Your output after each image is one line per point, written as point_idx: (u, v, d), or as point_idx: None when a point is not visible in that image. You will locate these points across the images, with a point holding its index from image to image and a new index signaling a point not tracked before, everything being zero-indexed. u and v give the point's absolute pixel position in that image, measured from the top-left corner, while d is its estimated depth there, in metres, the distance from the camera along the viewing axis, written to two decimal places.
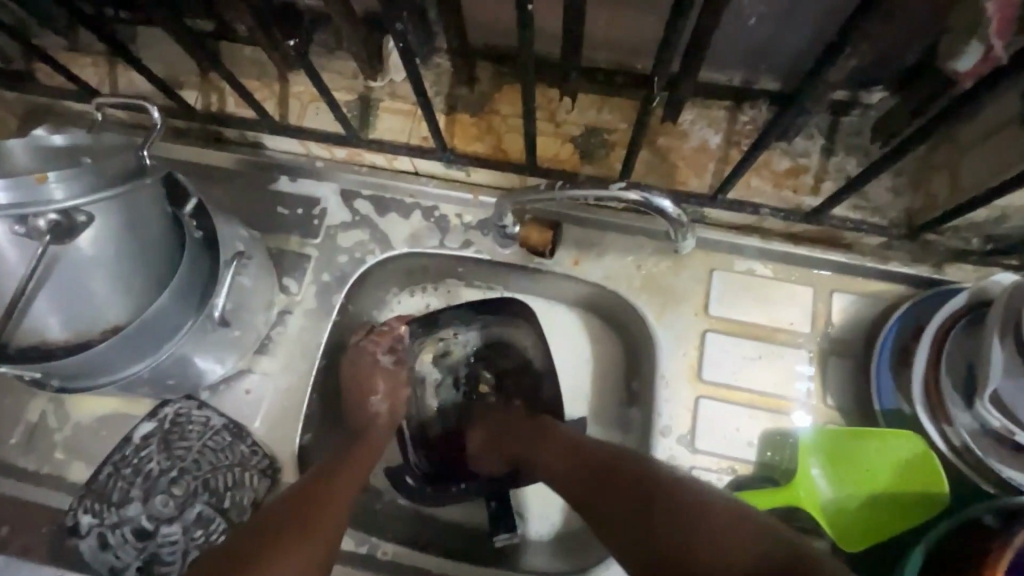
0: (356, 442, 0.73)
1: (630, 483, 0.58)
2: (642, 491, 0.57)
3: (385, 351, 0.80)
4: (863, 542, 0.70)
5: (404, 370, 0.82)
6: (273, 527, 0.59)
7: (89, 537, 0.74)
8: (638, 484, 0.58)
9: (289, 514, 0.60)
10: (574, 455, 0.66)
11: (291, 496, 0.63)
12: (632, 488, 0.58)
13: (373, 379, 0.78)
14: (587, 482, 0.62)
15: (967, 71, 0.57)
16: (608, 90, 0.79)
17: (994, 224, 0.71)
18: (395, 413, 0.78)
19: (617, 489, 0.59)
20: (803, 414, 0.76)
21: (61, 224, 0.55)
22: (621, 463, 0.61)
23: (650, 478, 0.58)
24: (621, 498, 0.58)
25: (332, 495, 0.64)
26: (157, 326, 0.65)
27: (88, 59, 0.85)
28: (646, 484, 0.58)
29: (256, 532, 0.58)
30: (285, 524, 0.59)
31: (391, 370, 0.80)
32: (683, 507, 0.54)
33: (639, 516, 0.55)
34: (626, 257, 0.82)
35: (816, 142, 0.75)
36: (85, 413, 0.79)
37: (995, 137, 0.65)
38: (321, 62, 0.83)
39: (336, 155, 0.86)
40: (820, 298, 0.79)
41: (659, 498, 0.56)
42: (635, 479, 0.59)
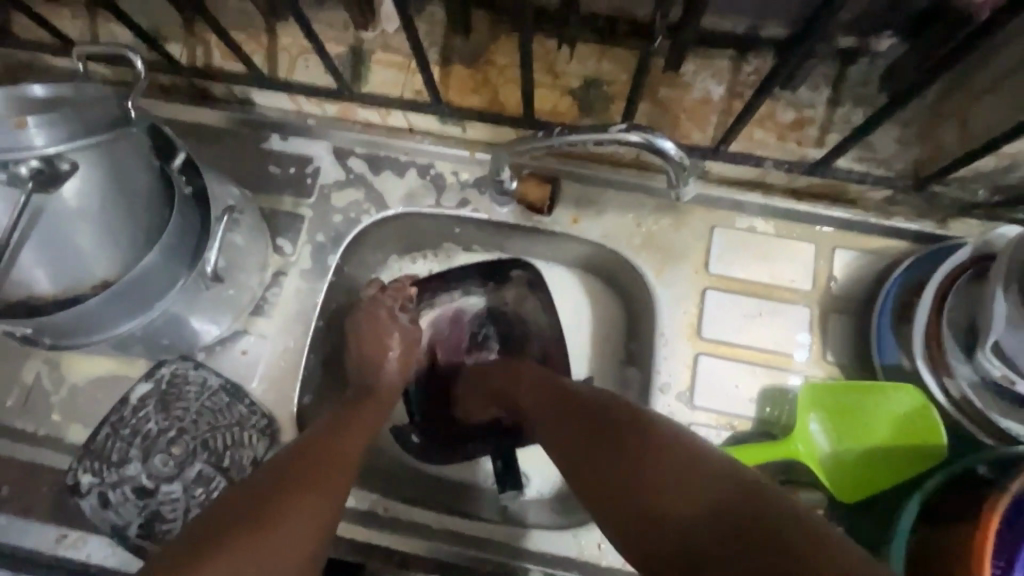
0: (365, 399, 0.73)
1: (608, 432, 0.57)
2: (621, 440, 0.56)
3: (400, 308, 0.81)
4: (863, 493, 0.71)
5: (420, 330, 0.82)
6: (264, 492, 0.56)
7: (90, 496, 0.74)
8: (619, 432, 0.57)
9: (291, 472, 0.59)
10: (552, 400, 0.65)
11: (295, 456, 0.61)
12: (609, 435, 0.57)
13: (387, 334, 0.78)
14: (564, 431, 0.61)
15: None
16: (608, 39, 0.75)
17: (1003, 172, 0.70)
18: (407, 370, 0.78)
19: (594, 436, 0.58)
20: (799, 376, 0.76)
21: (44, 171, 0.54)
22: (599, 410, 0.60)
23: (631, 425, 0.57)
24: (599, 445, 0.57)
25: (342, 456, 0.63)
26: (147, 281, 0.63)
27: (66, 10, 0.82)
28: (625, 431, 0.56)
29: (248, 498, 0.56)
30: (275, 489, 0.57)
31: (407, 328, 0.81)
32: (661, 456, 0.53)
33: (617, 463, 0.54)
34: (626, 214, 0.80)
35: (821, 93, 0.73)
36: (81, 375, 0.79)
37: (1007, 81, 0.63)
38: (310, 12, 0.80)
39: (328, 111, 0.84)
40: (821, 254, 0.78)
41: (638, 445, 0.54)
42: (614, 427, 0.57)
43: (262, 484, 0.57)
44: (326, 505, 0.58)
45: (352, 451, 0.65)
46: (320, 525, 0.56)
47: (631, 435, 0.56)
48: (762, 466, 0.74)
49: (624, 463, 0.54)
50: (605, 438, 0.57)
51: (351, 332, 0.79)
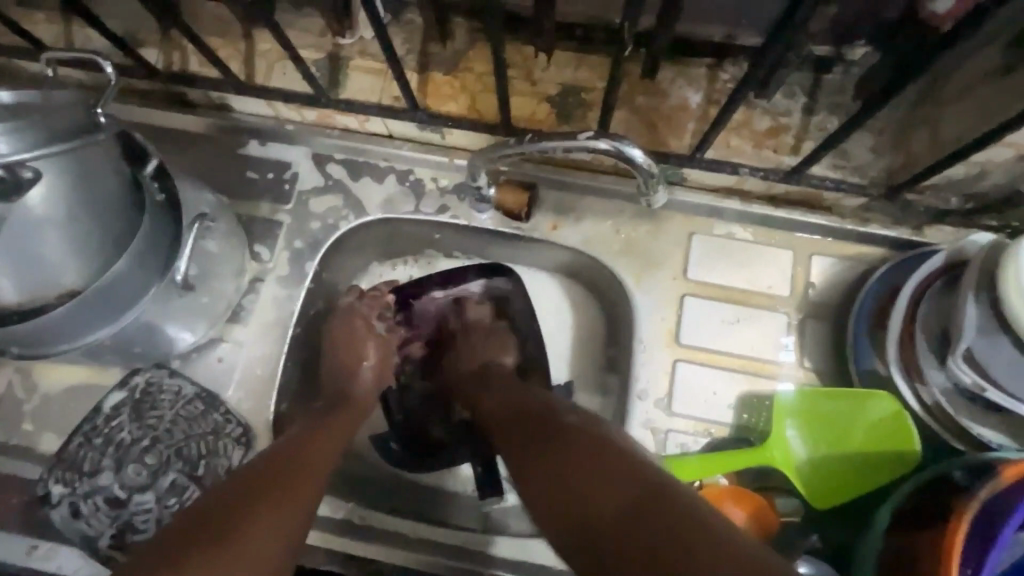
0: (340, 406, 0.72)
1: (560, 434, 0.57)
2: (572, 442, 0.56)
3: (377, 317, 0.80)
4: (839, 499, 0.71)
5: (396, 336, 0.82)
6: (238, 503, 0.55)
7: (61, 507, 0.73)
8: (564, 436, 0.57)
9: (263, 480, 0.58)
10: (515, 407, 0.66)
11: (266, 466, 0.60)
12: (561, 436, 0.57)
13: (364, 343, 0.78)
14: (520, 435, 0.61)
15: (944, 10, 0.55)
16: (585, 46, 0.76)
17: (974, 181, 0.70)
18: (383, 378, 0.79)
19: (547, 438, 0.58)
20: (788, 381, 0.76)
21: (5, 180, 0.53)
22: (557, 416, 0.60)
23: (584, 430, 0.57)
24: (550, 447, 0.56)
25: (315, 466, 0.62)
26: (117, 289, 0.63)
27: (41, 15, 0.81)
28: (577, 433, 0.57)
29: (221, 509, 0.54)
30: (249, 500, 0.56)
31: (384, 337, 0.81)
32: (606, 457, 0.52)
33: (564, 462, 0.54)
34: (605, 221, 0.80)
35: (797, 101, 0.73)
36: (54, 383, 0.78)
37: (976, 89, 0.63)
38: (287, 18, 0.79)
39: (306, 117, 0.83)
40: (799, 261, 0.78)
41: (588, 447, 0.54)
42: (568, 430, 0.57)
43: (232, 493, 0.56)
44: (295, 513, 0.57)
45: (326, 461, 0.64)
46: (288, 534, 0.55)
47: (583, 439, 0.56)
48: (740, 473, 0.74)
49: (571, 462, 0.54)
50: (557, 439, 0.57)
51: (331, 339, 0.78)
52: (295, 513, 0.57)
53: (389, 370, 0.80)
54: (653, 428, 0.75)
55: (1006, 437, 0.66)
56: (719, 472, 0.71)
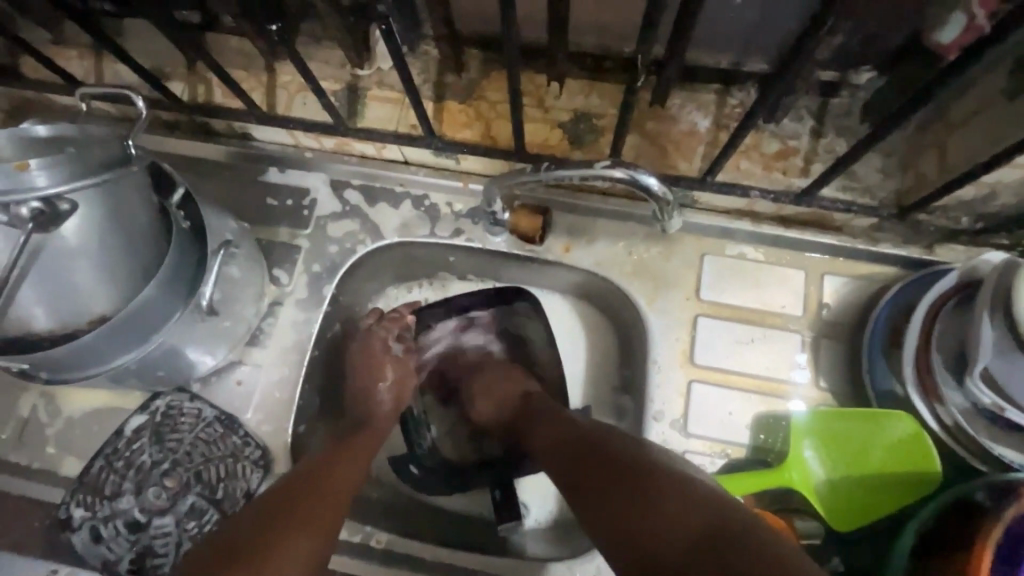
0: (358, 431, 0.73)
1: (621, 466, 0.57)
2: (636, 473, 0.55)
3: (395, 338, 0.81)
4: (861, 521, 0.70)
5: (413, 358, 0.82)
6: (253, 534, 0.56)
7: (82, 530, 0.74)
8: (615, 462, 0.58)
9: (284, 506, 0.59)
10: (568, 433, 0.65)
11: (288, 485, 0.62)
12: (612, 466, 0.57)
13: (381, 365, 0.78)
14: (575, 463, 0.61)
15: (951, 42, 0.59)
16: (597, 74, 0.78)
17: (983, 202, 0.71)
18: (400, 402, 0.79)
19: (608, 469, 0.57)
20: (798, 399, 0.76)
21: (45, 213, 0.55)
22: (601, 441, 0.61)
23: (643, 459, 0.57)
24: (613, 479, 0.56)
25: (335, 485, 0.64)
26: (145, 315, 0.64)
27: (73, 52, 0.85)
28: (639, 465, 0.56)
29: (239, 538, 0.55)
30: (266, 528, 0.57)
31: (400, 358, 0.81)
32: (671, 490, 0.52)
33: (631, 497, 0.53)
34: (617, 243, 0.82)
35: (805, 124, 0.75)
36: (77, 407, 0.79)
37: (982, 113, 0.64)
38: (308, 51, 0.82)
39: (325, 145, 0.86)
40: (811, 280, 0.79)
41: (636, 475, 0.55)
42: (628, 461, 0.57)
43: (258, 514, 0.58)
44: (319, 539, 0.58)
45: (346, 480, 0.66)
46: (312, 555, 0.56)
47: (646, 470, 0.55)
48: (757, 494, 0.74)
49: (636, 497, 0.53)
50: (619, 472, 0.56)
51: (349, 363, 0.79)
52: (315, 538, 0.58)
53: (405, 394, 0.80)
54: (669, 450, 0.75)
55: None
56: (736, 494, 0.70)
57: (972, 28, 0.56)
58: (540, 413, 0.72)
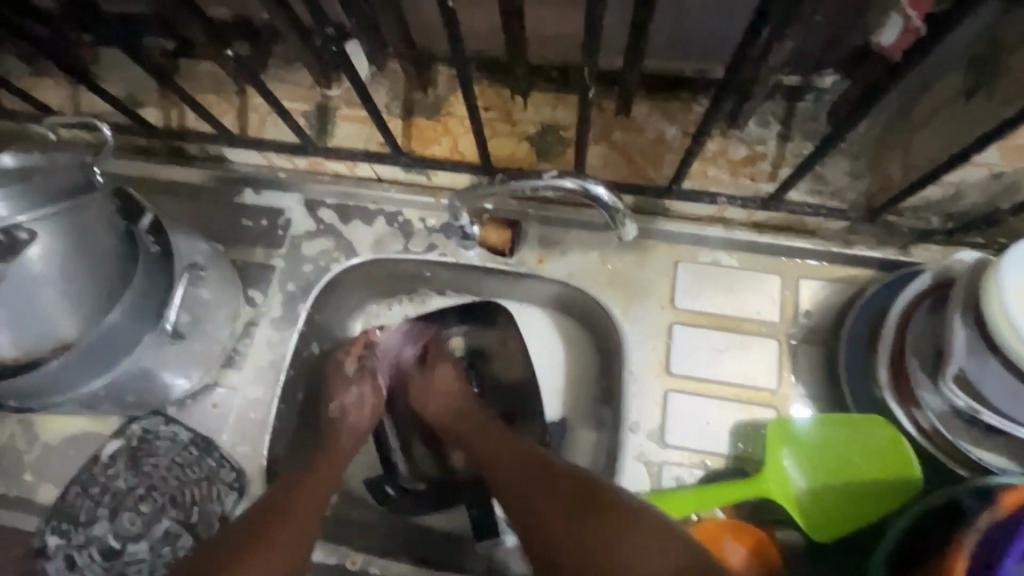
0: (327, 454, 0.72)
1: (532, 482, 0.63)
2: (550, 489, 0.62)
3: (349, 360, 0.80)
4: (841, 531, 0.68)
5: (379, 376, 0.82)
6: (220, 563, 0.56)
7: (57, 558, 0.73)
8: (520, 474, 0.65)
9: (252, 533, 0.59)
10: (517, 465, 0.66)
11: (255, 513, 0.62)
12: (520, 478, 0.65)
13: (349, 385, 0.79)
14: (532, 497, 0.62)
15: (889, 44, 0.57)
16: (563, 87, 0.79)
17: (951, 201, 0.70)
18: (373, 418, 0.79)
19: (569, 510, 0.59)
20: (803, 405, 0.75)
21: (2, 243, 0.56)
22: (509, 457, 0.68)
23: (601, 497, 0.59)
24: (544, 506, 0.60)
25: (306, 512, 0.63)
26: (109, 341, 0.65)
27: (49, 82, 0.86)
28: (598, 506, 0.58)
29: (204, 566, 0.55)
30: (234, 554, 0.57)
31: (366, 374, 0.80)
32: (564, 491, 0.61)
33: (595, 545, 0.55)
34: (590, 253, 0.81)
35: (771, 129, 0.75)
36: (54, 434, 0.79)
37: (942, 113, 0.64)
38: (278, 74, 0.84)
39: (298, 165, 0.86)
40: (787, 285, 0.78)
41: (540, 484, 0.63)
42: (586, 501, 0.59)
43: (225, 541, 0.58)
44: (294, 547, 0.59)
45: (315, 499, 0.65)
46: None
47: (606, 509, 0.58)
48: (738, 504, 0.72)
49: (599, 544, 0.55)
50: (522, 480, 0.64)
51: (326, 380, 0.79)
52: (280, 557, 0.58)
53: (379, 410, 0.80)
54: (646, 461, 0.74)
55: (1005, 461, 0.64)
56: (713, 505, 0.69)
57: (909, 31, 0.55)
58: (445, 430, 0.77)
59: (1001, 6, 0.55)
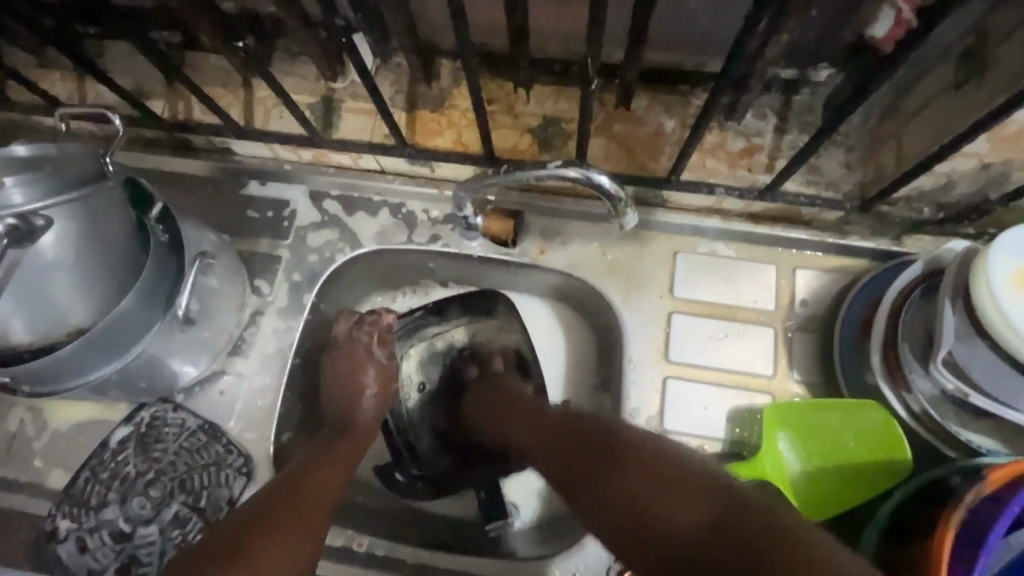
0: (331, 443, 0.73)
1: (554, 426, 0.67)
2: (567, 431, 0.65)
3: (378, 345, 0.81)
4: (832, 511, 0.71)
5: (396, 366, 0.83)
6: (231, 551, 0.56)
7: (68, 542, 0.75)
8: (544, 421, 0.69)
9: (260, 524, 0.59)
10: (540, 420, 0.69)
11: (266, 500, 0.62)
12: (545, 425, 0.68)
13: (362, 369, 0.79)
14: (563, 457, 0.62)
15: (883, 35, 0.64)
16: (564, 80, 0.80)
17: (942, 191, 0.72)
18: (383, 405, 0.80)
19: (586, 459, 0.60)
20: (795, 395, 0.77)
21: (19, 229, 0.57)
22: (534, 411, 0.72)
23: (628, 445, 0.58)
24: (564, 448, 0.63)
25: (315, 501, 0.64)
26: (122, 327, 0.66)
27: (57, 75, 0.87)
28: (625, 453, 0.58)
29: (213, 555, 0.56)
30: (242, 543, 0.57)
31: (384, 363, 0.82)
32: (578, 430, 0.64)
33: (613, 485, 0.55)
34: (590, 243, 0.83)
35: (768, 122, 0.77)
36: (63, 420, 0.80)
37: (933, 104, 0.66)
38: (283, 67, 0.85)
39: (303, 157, 0.88)
40: (782, 275, 0.80)
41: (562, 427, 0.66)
42: (614, 451, 0.58)
43: (234, 529, 0.59)
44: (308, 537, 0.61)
45: (326, 486, 0.67)
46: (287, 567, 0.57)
47: (610, 445, 0.59)
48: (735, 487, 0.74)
49: (630, 490, 0.54)
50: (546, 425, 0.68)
51: (332, 365, 0.80)
52: (297, 541, 0.59)
53: (388, 398, 0.81)
54: None
55: (994, 442, 0.66)
56: None
57: (901, 23, 0.61)
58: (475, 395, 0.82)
59: None
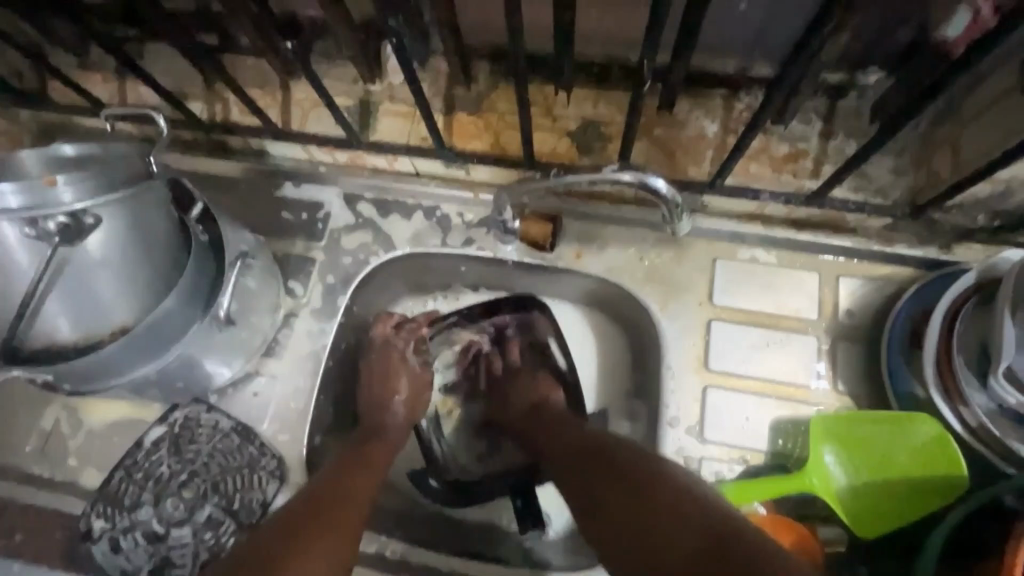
0: (369, 454, 0.71)
1: (555, 427, 0.72)
2: (567, 436, 0.69)
3: (413, 352, 0.82)
4: (883, 530, 0.68)
5: (428, 373, 0.83)
6: (270, 551, 0.56)
7: (102, 542, 0.74)
8: (546, 424, 0.74)
9: (301, 523, 0.60)
10: (545, 420, 0.74)
11: (317, 493, 0.64)
12: (547, 426, 0.73)
13: (396, 378, 0.79)
14: (562, 460, 0.67)
15: (957, 35, 0.59)
16: (604, 83, 0.79)
17: (998, 198, 0.70)
18: (413, 416, 0.79)
19: (583, 468, 0.63)
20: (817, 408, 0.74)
21: (70, 227, 0.56)
22: (538, 412, 0.77)
23: (654, 474, 0.57)
24: (562, 450, 0.68)
25: (360, 492, 0.65)
26: (165, 326, 0.66)
27: (97, 75, 0.88)
28: (611, 462, 0.61)
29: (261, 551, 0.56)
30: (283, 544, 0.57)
31: (417, 372, 0.81)
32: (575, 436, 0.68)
33: (603, 493, 0.59)
34: (627, 248, 0.82)
35: (814, 126, 0.75)
36: (97, 419, 0.80)
37: (994, 109, 0.64)
38: (321, 69, 0.85)
39: (338, 159, 0.87)
40: (826, 284, 0.78)
41: (563, 430, 0.71)
42: (611, 461, 0.61)
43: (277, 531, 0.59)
44: (348, 533, 0.61)
45: (366, 489, 0.67)
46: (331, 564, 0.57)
47: (603, 452, 0.63)
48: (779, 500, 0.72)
49: (613, 500, 0.57)
50: (550, 424, 0.73)
51: (370, 367, 0.80)
52: (348, 534, 0.60)
53: (420, 407, 0.81)
54: (685, 456, 0.74)
55: None
56: (756, 500, 0.69)
57: (978, 22, 0.57)
58: (507, 390, 0.83)
59: None
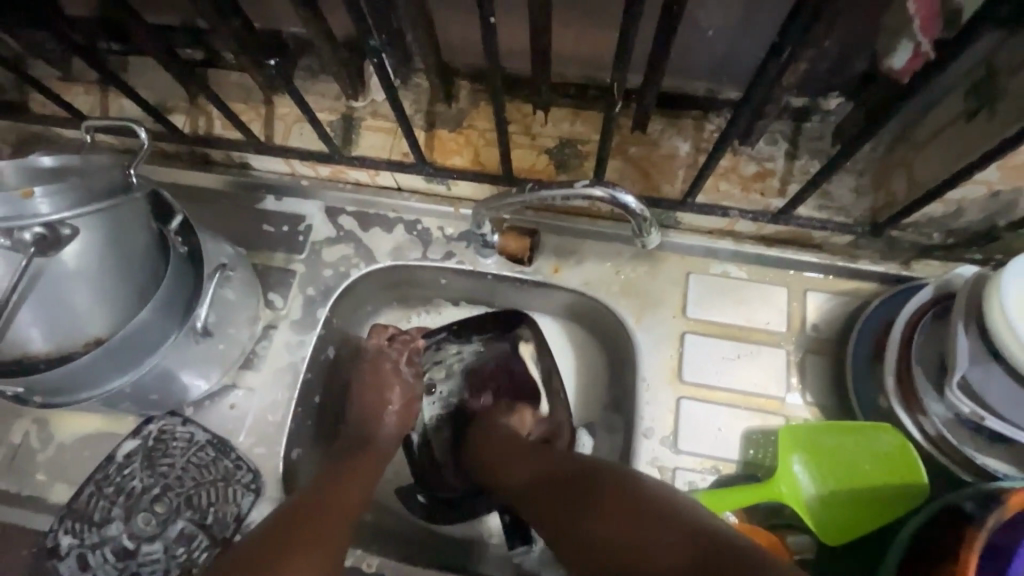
0: (351, 468, 0.71)
1: (511, 451, 0.73)
2: (523, 460, 0.70)
3: (406, 363, 0.81)
4: (849, 536, 0.71)
5: (420, 384, 0.83)
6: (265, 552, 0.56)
7: (69, 559, 0.73)
8: (505, 447, 0.75)
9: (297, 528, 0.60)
10: (500, 443, 0.76)
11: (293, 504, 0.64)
12: (504, 451, 0.74)
13: (389, 389, 0.79)
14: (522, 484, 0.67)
15: (902, 66, 0.63)
16: (581, 103, 0.82)
17: (952, 218, 0.74)
18: (404, 428, 0.79)
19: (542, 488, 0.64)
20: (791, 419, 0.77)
21: (46, 237, 0.57)
22: (495, 435, 0.78)
23: (605, 480, 0.60)
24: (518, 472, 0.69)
25: (347, 499, 0.66)
26: (140, 338, 0.65)
27: (80, 88, 0.88)
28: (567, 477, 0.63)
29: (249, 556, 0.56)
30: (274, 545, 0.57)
31: (410, 382, 0.81)
32: (530, 460, 0.69)
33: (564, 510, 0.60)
34: (604, 262, 0.84)
35: (780, 147, 0.79)
36: (68, 433, 0.79)
37: (943, 134, 0.68)
38: (306, 85, 0.86)
39: (320, 173, 0.88)
40: (794, 298, 0.81)
41: (518, 453, 0.72)
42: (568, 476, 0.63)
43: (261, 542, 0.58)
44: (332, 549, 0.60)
45: (348, 504, 0.66)
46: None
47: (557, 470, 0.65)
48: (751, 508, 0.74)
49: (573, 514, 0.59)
50: (505, 448, 0.75)
51: (364, 380, 0.79)
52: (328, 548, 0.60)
53: (411, 419, 0.81)
54: (660, 467, 0.75)
55: (1010, 466, 0.66)
56: (729, 508, 0.71)
57: (919, 54, 0.60)
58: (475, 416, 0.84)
59: (1000, 35, 0.59)
